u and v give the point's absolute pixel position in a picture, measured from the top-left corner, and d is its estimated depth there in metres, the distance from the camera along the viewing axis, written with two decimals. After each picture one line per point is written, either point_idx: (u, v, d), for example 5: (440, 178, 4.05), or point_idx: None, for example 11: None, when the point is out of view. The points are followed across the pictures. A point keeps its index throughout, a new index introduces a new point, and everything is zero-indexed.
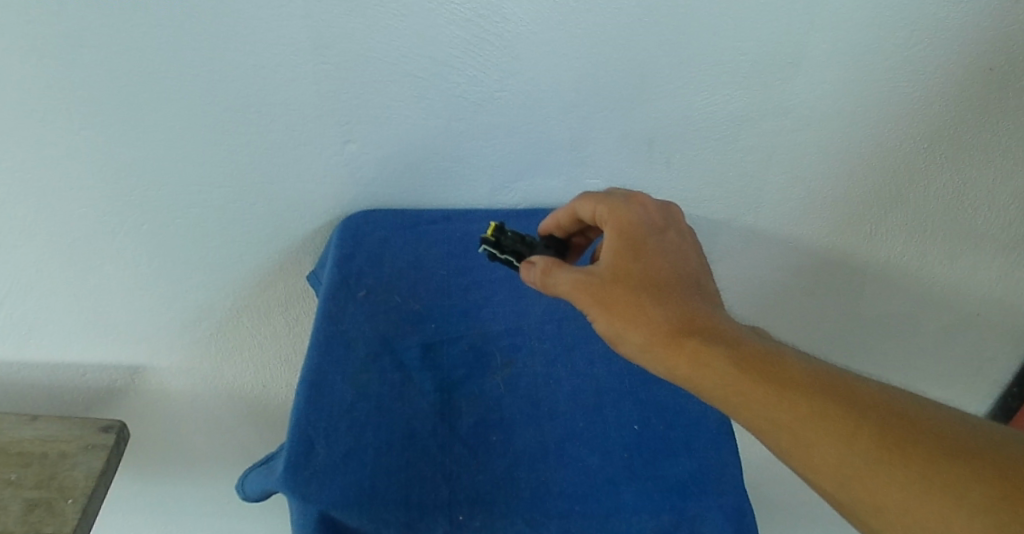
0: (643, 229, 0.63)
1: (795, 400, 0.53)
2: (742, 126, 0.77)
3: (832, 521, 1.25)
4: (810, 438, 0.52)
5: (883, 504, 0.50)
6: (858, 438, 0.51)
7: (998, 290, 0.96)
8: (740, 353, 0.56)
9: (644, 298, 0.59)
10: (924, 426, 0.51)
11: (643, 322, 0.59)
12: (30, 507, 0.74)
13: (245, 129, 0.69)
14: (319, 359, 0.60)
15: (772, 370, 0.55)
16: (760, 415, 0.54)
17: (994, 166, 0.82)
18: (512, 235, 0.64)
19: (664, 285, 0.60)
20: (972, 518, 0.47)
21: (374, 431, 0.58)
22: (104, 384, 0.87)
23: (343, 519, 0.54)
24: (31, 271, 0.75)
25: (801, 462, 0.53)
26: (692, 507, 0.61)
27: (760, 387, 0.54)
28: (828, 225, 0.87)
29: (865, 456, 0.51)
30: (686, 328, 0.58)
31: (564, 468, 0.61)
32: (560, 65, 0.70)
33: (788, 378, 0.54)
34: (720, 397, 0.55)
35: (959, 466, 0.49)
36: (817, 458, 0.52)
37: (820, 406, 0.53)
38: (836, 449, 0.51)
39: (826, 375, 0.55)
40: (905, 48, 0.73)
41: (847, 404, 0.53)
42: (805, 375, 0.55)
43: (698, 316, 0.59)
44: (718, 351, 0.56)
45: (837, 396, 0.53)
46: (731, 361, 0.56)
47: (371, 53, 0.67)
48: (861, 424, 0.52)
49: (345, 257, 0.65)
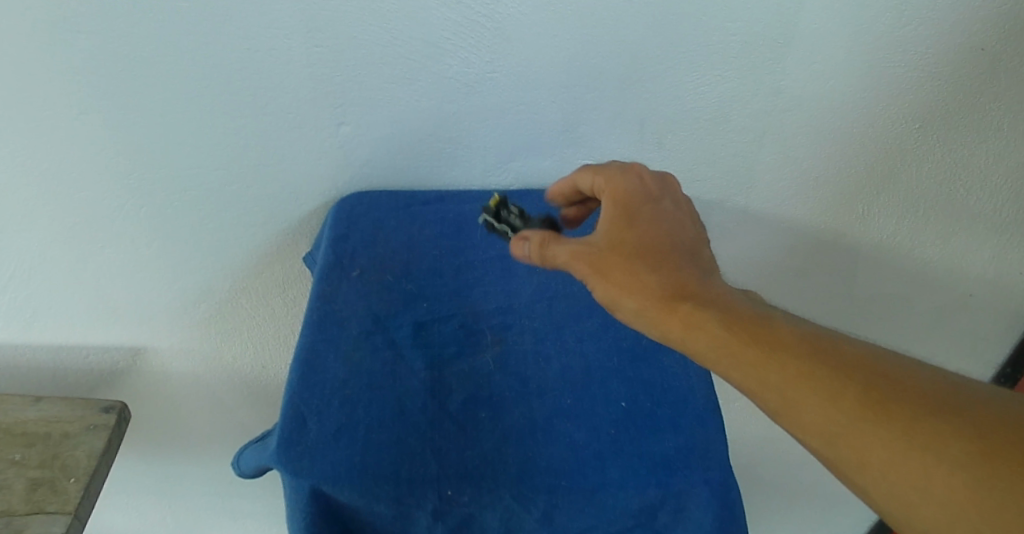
0: (639, 199, 0.64)
1: (785, 362, 0.54)
2: (733, 106, 0.77)
3: (827, 498, 1.26)
4: (801, 398, 0.53)
5: (869, 462, 0.51)
6: (845, 397, 0.52)
7: (991, 271, 0.96)
8: (731, 315, 0.57)
9: (639, 262, 0.60)
10: (911, 385, 0.52)
11: (637, 286, 0.59)
12: (33, 486, 0.76)
13: (241, 112, 0.70)
14: (313, 338, 0.62)
15: (761, 330, 0.56)
16: (749, 375, 0.55)
17: (986, 147, 0.83)
18: (515, 214, 0.67)
19: (657, 252, 0.61)
20: (954, 474, 0.48)
21: (365, 408, 0.59)
22: (106, 366, 0.89)
23: (334, 493, 0.56)
24: (33, 255, 0.77)
25: (791, 422, 0.53)
26: (677, 483, 0.59)
27: (751, 346, 0.55)
28: (821, 204, 0.88)
29: (852, 415, 0.51)
30: (680, 290, 0.59)
31: (551, 443, 0.61)
32: (551, 46, 0.71)
33: (778, 340, 0.55)
34: (711, 357, 0.56)
35: (945, 425, 0.50)
36: (807, 417, 0.52)
37: (810, 367, 0.53)
38: (823, 408, 0.52)
39: (815, 335, 0.56)
40: (895, 28, 0.73)
41: (837, 365, 0.53)
42: (794, 335, 0.55)
43: (691, 281, 0.59)
44: (710, 314, 0.57)
45: (825, 356, 0.54)
46: (723, 322, 0.56)
47: (363, 36, 0.67)
48: (849, 386, 0.52)
49: (340, 238, 0.68)
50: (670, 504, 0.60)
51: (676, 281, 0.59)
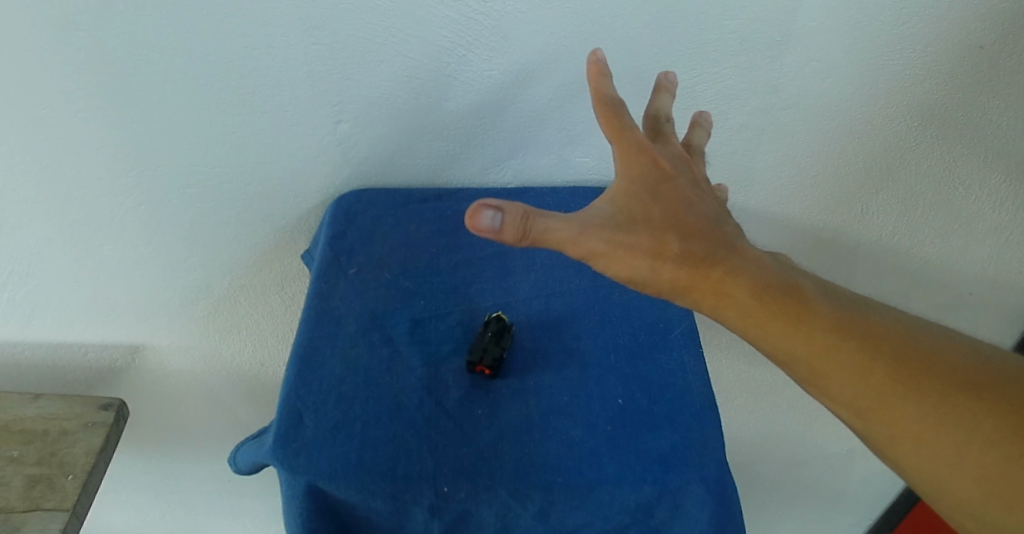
0: (654, 174, 0.60)
1: (821, 339, 0.57)
2: (731, 104, 0.78)
3: (826, 496, 1.26)
4: (829, 370, 0.57)
5: (899, 434, 0.56)
6: (876, 373, 0.57)
7: (990, 268, 0.96)
8: (763, 291, 0.58)
9: (667, 230, 0.58)
10: (935, 362, 0.57)
11: (665, 256, 0.57)
12: (32, 483, 0.76)
13: (238, 110, 0.70)
14: (310, 335, 0.62)
15: (794, 306, 0.58)
16: (786, 351, 0.58)
17: (984, 145, 0.83)
18: (498, 363, 0.61)
19: (681, 227, 0.59)
20: (982, 450, 0.54)
21: (362, 405, 0.59)
22: (105, 363, 0.89)
23: (331, 489, 0.56)
24: (33, 252, 0.77)
25: (822, 392, 0.58)
26: (674, 481, 0.58)
27: (785, 321, 0.58)
28: (819, 202, 0.88)
29: (882, 390, 0.56)
30: (709, 261, 0.58)
31: (548, 440, 0.60)
32: (549, 43, 0.71)
33: (812, 316, 0.58)
34: (747, 333, 0.58)
35: (971, 402, 0.56)
36: (840, 391, 0.57)
37: (838, 340, 0.57)
38: (855, 383, 0.57)
39: (846, 312, 0.59)
40: (893, 25, 0.73)
41: (862, 337, 0.58)
42: (828, 313, 0.58)
43: (719, 256, 0.59)
44: (741, 290, 0.58)
45: (857, 335, 0.58)
46: (756, 295, 0.58)
47: (362, 33, 0.67)
48: (875, 358, 0.57)
49: (338, 236, 0.68)
50: (667, 501, 0.58)
51: (704, 250, 0.59)
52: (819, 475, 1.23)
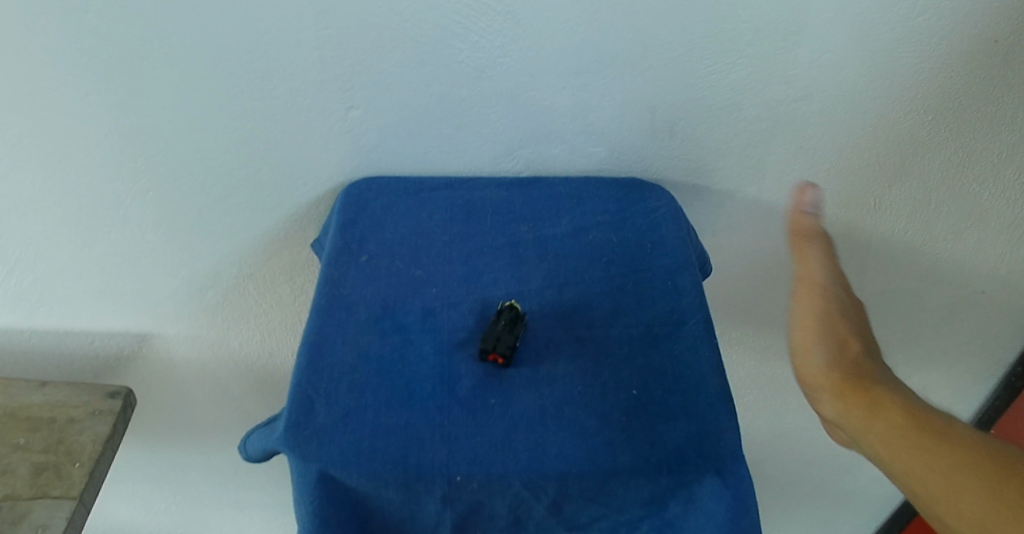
0: (845, 291, 0.62)
1: (956, 450, 0.52)
2: (745, 95, 0.76)
3: (838, 494, 1.25)
4: (965, 488, 0.51)
5: None
6: (1007, 494, 0.50)
7: (1004, 266, 0.95)
8: (914, 404, 0.55)
9: (853, 343, 0.59)
10: None
11: (842, 361, 0.57)
12: (38, 471, 0.75)
13: (248, 95, 0.70)
14: (321, 323, 0.62)
15: (937, 420, 0.54)
16: (916, 460, 0.53)
17: (1000, 139, 0.82)
18: (511, 351, 0.60)
19: (858, 340, 0.59)
20: None
21: (374, 392, 0.58)
22: (113, 352, 0.89)
23: (342, 477, 0.54)
24: (42, 236, 0.78)
25: (945, 512, 0.51)
26: (690, 473, 0.55)
27: (926, 432, 0.53)
28: (833, 196, 0.87)
29: (1010, 513, 0.50)
30: (873, 376, 0.57)
31: (561, 431, 0.57)
32: (562, 31, 0.70)
33: (952, 430, 0.53)
34: (885, 436, 0.54)
35: None
36: (965, 507, 0.50)
37: (980, 461, 0.52)
38: (981, 500, 0.50)
39: (992, 442, 0.54)
40: (910, 15, 0.72)
41: (1006, 462, 0.52)
42: (969, 434, 0.54)
43: (884, 376, 0.57)
44: (892, 404, 0.55)
45: (997, 460, 0.52)
46: (910, 410, 0.55)
47: (373, 19, 0.67)
48: (1011, 481, 0.51)
49: (348, 225, 0.70)
50: (682, 493, 0.56)
51: (873, 368, 0.58)
52: (830, 472, 1.22)
